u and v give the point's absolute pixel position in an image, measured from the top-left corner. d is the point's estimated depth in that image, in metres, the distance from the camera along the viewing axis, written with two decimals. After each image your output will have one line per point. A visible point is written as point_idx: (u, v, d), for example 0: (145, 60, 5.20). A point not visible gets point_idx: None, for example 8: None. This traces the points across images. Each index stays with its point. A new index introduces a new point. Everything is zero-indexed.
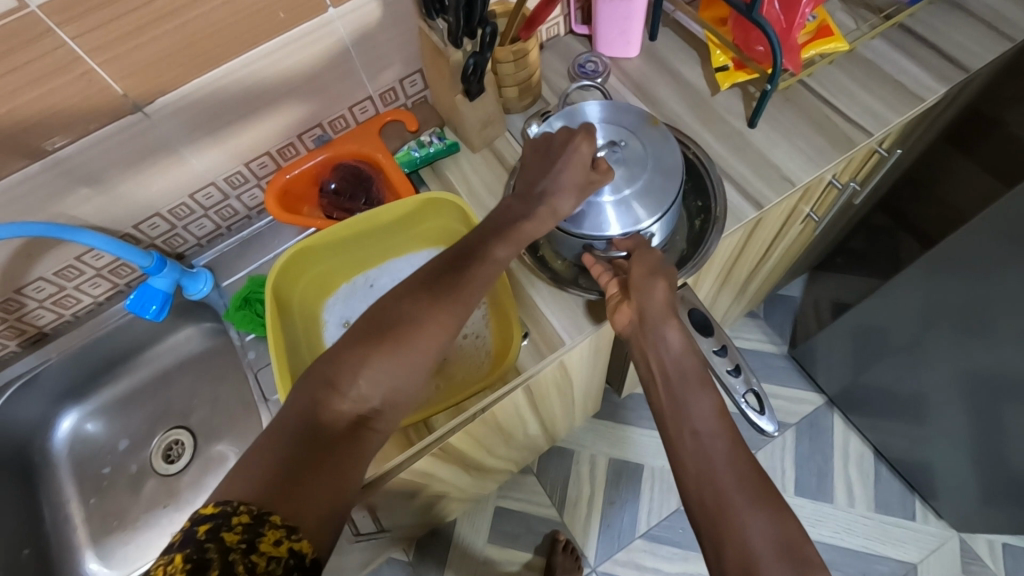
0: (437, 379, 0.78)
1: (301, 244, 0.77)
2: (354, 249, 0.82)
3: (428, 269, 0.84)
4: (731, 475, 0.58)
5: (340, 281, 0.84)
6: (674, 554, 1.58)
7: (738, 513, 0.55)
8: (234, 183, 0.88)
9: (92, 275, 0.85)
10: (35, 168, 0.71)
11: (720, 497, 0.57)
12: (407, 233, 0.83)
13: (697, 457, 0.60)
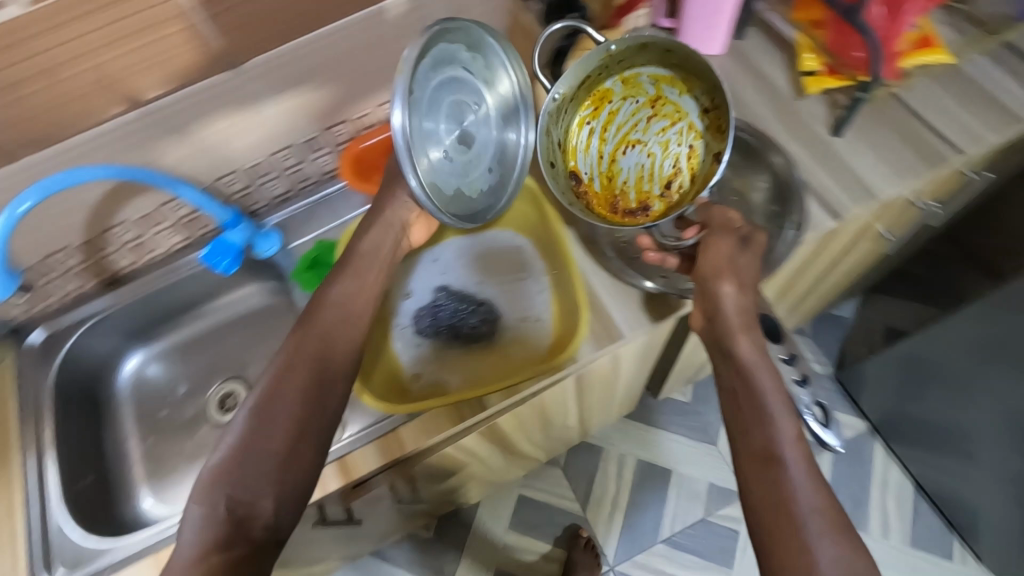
0: (496, 357, 0.78)
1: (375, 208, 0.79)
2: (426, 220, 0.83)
3: (496, 249, 0.85)
4: (807, 495, 0.58)
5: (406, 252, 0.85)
6: (695, 563, 1.56)
7: (806, 534, 0.56)
8: (312, 147, 0.91)
9: (170, 224, 0.90)
10: (132, 115, 0.74)
11: (786, 513, 0.57)
12: None
13: (762, 473, 0.60)
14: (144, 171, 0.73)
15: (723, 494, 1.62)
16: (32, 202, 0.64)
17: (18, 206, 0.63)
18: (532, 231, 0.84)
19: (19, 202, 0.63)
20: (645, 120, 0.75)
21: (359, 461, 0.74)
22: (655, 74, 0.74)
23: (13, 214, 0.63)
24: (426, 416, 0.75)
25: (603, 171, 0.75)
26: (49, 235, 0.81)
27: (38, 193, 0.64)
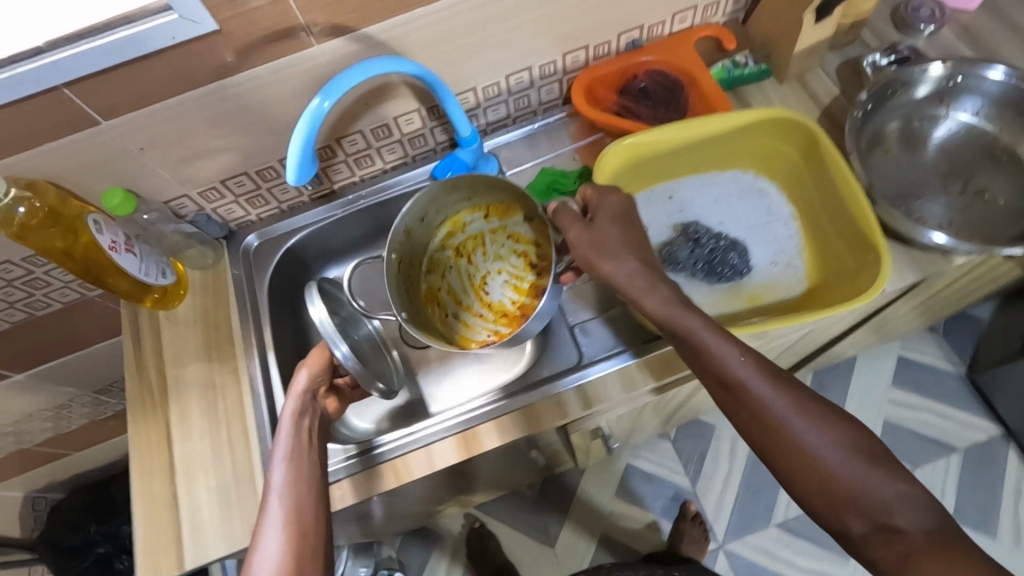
0: (748, 302, 0.74)
1: (634, 137, 0.74)
2: (677, 153, 0.78)
3: (745, 190, 0.80)
4: (785, 404, 0.58)
5: (639, 186, 0.81)
6: (809, 550, 1.53)
7: (785, 423, 0.58)
8: (544, 73, 0.86)
9: (395, 139, 0.87)
10: (409, 17, 0.69)
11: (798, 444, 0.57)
12: (727, 149, 0.79)
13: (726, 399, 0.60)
14: (417, 66, 0.68)
15: None
16: (334, 97, 0.61)
17: (323, 101, 0.60)
18: (779, 174, 0.79)
19: (325, 97, 0.61)
20: (472, 266, 0.88)
21: (601, 391, 0.74)
22: (526, 227, 0.84)
23: (321, 108, 0.60)
24: (670, 351, 0.74)
25: (472, 286, 0.87)
26: (293, 137, 0.79)
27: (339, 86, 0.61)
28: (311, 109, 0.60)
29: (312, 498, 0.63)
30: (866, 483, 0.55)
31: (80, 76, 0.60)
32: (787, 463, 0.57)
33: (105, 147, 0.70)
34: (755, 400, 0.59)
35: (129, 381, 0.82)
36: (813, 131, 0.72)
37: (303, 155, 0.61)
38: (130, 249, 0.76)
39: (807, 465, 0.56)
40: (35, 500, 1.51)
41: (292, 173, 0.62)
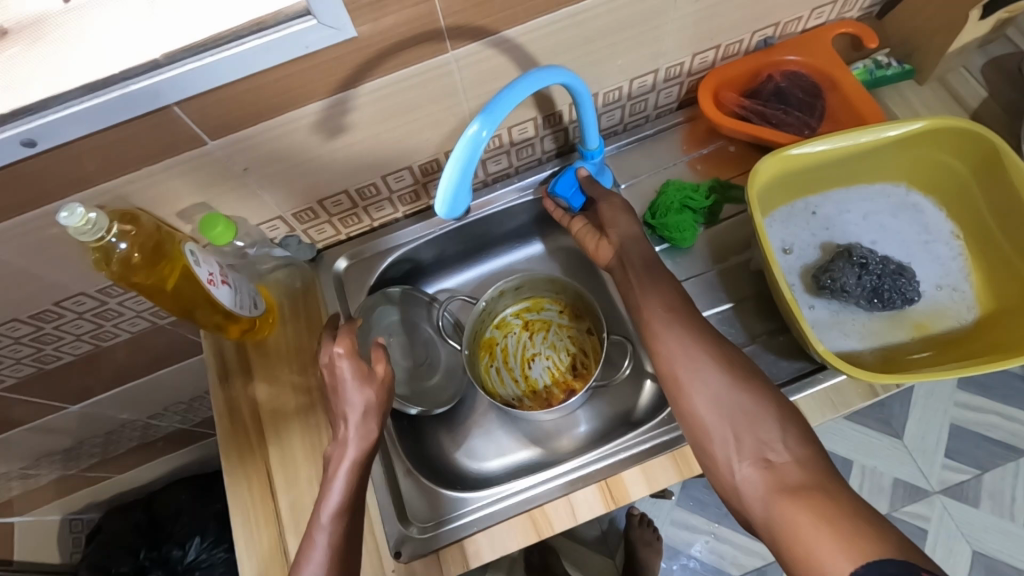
0: (914, 330, 0.68)
1: (790, 149, 0.68)
2: (829, 165, 0.72)
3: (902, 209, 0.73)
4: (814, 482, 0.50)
5: (781, 201, 0.74)
6: None
7: (726, 449, 0.54)
8: (669, 75, 0.78)
9: (503, 149, 0.79)
10: (549, 19, 0.61)
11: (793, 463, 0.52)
12: (882, 160, 0.72)
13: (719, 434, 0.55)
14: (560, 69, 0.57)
15: (910, 491, 1.47)
16: (491, 124, 0.50)
17: (481, 130, 0.50)
18: (937, 187, 0.73)
19: (483, 125, 0.50)
20: (530, 339, 0.87)
21: None
22: (587, 339, 0.85)
23: (478, 139, 0.50)
24: (834, 387, 0.67)
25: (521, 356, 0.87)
26: (402, 151, 0.71)
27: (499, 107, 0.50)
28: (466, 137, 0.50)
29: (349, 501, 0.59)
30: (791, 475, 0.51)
31: (197, 91, 0.52)
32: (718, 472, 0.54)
33: (206, 168, 0.62)
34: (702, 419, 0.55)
35: (220, 422, 0.75)
36: (992, 145, 0.65)
37: (452, 188, 0.53)
38: (226, 281, 0.68)
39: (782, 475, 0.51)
40: (73, 521, 1.43)
41: (440, 209, 0.54)
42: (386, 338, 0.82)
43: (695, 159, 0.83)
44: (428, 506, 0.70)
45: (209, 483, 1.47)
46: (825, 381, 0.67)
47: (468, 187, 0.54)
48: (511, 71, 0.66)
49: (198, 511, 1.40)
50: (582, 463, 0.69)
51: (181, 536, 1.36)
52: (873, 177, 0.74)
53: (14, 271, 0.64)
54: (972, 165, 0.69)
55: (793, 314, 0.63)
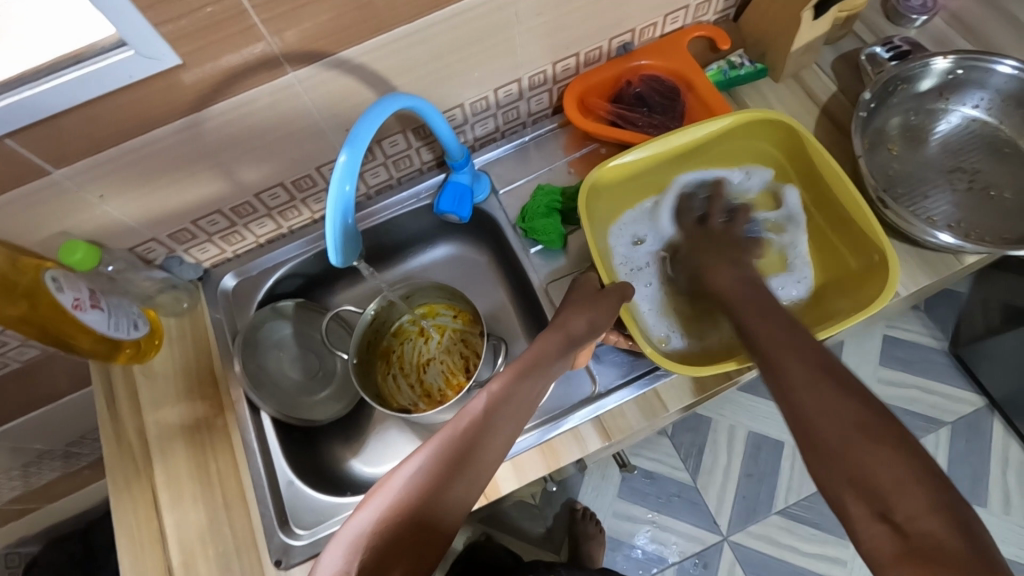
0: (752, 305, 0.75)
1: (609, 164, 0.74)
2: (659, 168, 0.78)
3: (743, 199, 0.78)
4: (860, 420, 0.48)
5: (626, 207, 0.79)
6: (811, 535, 1.55)
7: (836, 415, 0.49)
8: (534, 83, 0.81)
9: (378, 163, 0.81)
10: (384, 38, 0.63)
11: (828, 404, 0.50)
12: (706, 154, 0.79)
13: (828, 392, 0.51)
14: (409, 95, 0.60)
15: None
16: (354, 176, 0.54)
17: (343, 185, 0.54)
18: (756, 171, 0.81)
19: (343, 180, 0.53)
20: (425, 345, 0.90)
21: (619, 420, 0.70)
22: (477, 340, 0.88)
23: (347, 194, 0.54)
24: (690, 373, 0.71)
25: (417, 361, 0.90)
26: (269, 169, 0.72)
27: (354, 162, 0.53)
28: (332, 196, 0.54)
29: (424, 521, 0.48)
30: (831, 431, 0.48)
31: (23, 125, 0.53)
32: (831, 432, 0.48)
33: (58, 197, 0.63)
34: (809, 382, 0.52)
35: (106, 446, 0.75)
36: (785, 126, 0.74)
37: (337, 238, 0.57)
38: (97, 304, 0.69)
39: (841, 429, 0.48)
40: (7, 556, 1.42)
41: (334, 258, 0.58)
42: (276, 352, 0.84)
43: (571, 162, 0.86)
44: (311, 514, 0.71)
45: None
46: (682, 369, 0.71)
47: (356, 236, 0.58)
48: (363, 88, 0.68)
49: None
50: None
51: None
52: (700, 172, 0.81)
53: None
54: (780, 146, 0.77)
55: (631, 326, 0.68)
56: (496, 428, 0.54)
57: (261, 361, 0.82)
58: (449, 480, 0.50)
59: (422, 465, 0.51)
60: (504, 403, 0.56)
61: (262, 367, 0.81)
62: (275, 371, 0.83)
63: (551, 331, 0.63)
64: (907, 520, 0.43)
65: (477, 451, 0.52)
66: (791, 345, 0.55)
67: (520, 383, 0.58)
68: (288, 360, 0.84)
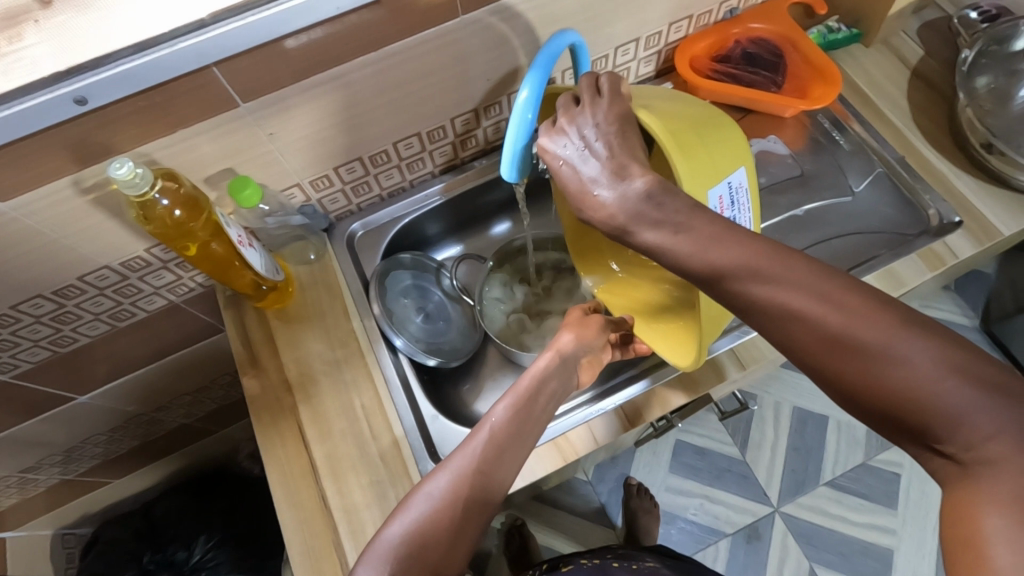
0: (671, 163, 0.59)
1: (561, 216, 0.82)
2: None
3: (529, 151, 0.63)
4: (824, 325, 0.43)
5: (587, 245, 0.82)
6: (860, 505, 1.60)
7: (824, 320, 0.43)
8: (648, 44, 0.86)
9: (502, 118, 0.85)
10: None
11: (835, 338, 0.43)
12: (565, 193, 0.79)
13: (802, 295, 0.45)
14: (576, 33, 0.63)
15: (882, 440, 1.65)
16: (535, 105, 0.58)
17: (525, 112, 0.58)
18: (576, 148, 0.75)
19: (525, 108, 0.57)
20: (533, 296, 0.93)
21: (753, 353, 0.74)
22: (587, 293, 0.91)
23: (527, 122, 0.58)
24: None
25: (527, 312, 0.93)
26: (412, 116, 0.76)
27: (536, 91, 0.57)
28: (516, 123, 0.58)
29: (456, 530, 0.55)
30: (853, 366, 0.43)
31: (239, 50, 0.56)
32: (861, 378, 0.42)
33: (235, 133, 0.65)
34: (825, 323, 0.43)
35: (248, 383, 0.78)
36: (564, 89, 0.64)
37: (513, 160, 0.60)
38: (252, 243, 0.71)
39: (884, 368, 0.41)
40: (66, 536, 1.39)
41: (506, 178, 0.61)
42: (402, 300, 0.86)
43: None
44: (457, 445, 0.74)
45: (207, 485, 1.45)
46: None
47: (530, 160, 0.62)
48: (512, 37, 0.72)
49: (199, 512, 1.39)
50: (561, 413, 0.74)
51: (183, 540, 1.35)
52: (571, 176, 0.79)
53: (47, 243, 0.66)
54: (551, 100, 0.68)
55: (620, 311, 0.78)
56: (501, 452, 0.59)
57: (390, 306, 0.84)
58: (469, 495, 0.56)
59: (445, 484, 0.56)
60: (516, 428, 0.61)
61: (393, 312, 0.83)
62: (403, 317, 0.85)
63: (546, 354, 0.68)
64: (962, 450, 0.40)
65: (490, 470, 0.58)
66: (771, 280, 0.45)
67: (524, 413, 0.63)
68: (413, 308, 0.87)
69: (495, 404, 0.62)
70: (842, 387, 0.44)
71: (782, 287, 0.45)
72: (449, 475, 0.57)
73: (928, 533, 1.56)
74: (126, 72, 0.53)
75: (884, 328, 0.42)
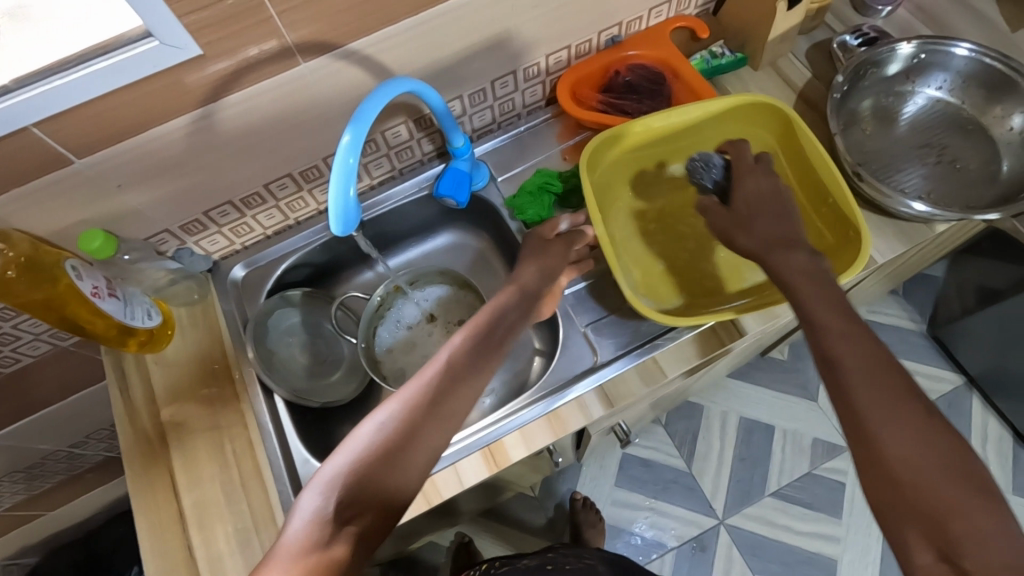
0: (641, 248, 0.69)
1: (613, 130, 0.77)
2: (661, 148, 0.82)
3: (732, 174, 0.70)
4: (930, 461, 0.49)
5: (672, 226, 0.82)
6: (805, 514, 1.59)
7: (905, 441, 0.50)
8: (528, 75, 0.85)
9: (382, 154, 0.85)
10: (388, 31, 0.67)
11: (917, 475, 0.48)
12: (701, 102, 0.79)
13: (880, 390, 0.52)
14: (408, 80, 0.63)
15: (827, 449, 1.65)
16: (358, 150, 0.56)
17: (347, 157, 0.56)
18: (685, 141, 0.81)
19: (347, 152, 0.56)
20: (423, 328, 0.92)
21: (622, 389, 0.74)
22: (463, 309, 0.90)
23: (350, 166, 0.56)
24: (686, 342, 0.75)
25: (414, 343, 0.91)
26: (278, 159, 0.75)
27: (359, 138, 0.56)
28: (337, 167, 0.55)
29: (402, 453, 0.54)
30: (921, 467, 0.49)
31: (52, 113, 0.56)
32: (872, 455, 0.50)
33: (78, 188, 0.65)
34: (884, 401, 0.52)
35: (120, 430, 0.77)
36: (786, 113, 0.76)
37: (341, 208, 0.57)
38: (114, 293, 0.72)
39: (886, 444, 0.50)
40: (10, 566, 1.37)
41: (337, 228, 0.58)
42: (286, 338, 0.86)
43: (564, 151, 0.90)
44: None
45: None
46: (680, 336, 0.75)
47: (360, 209, 0.59)
48: (369, 79, 0.72)
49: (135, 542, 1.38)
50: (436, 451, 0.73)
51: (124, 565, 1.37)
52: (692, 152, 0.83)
53: None
54: (780, 136, 0.80)
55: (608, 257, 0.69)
56: (458, 380, 0.59)
57: (271, 346, 0.84)
58: (411, 432, 0.55)
59: (391, 415, 0.55)
60: (466, 357, 0.61)
61: (273, 353, 0.83)
62: (286, 357, 0.85)
63: (507, 288, 0.69)
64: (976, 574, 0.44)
65: (453, 406, 0.58)
66: (859, 374, 0.53)
67: (481, 343, 0.63)
68: (298, 346, 0.86)
69: (450, 339, 0.62)
70: (918, 510, 0.47)
71: (857, 374, 0.53)
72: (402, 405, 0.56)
73: (872, 542, 1.55)
74: None
75: (935, 436, 0.50)
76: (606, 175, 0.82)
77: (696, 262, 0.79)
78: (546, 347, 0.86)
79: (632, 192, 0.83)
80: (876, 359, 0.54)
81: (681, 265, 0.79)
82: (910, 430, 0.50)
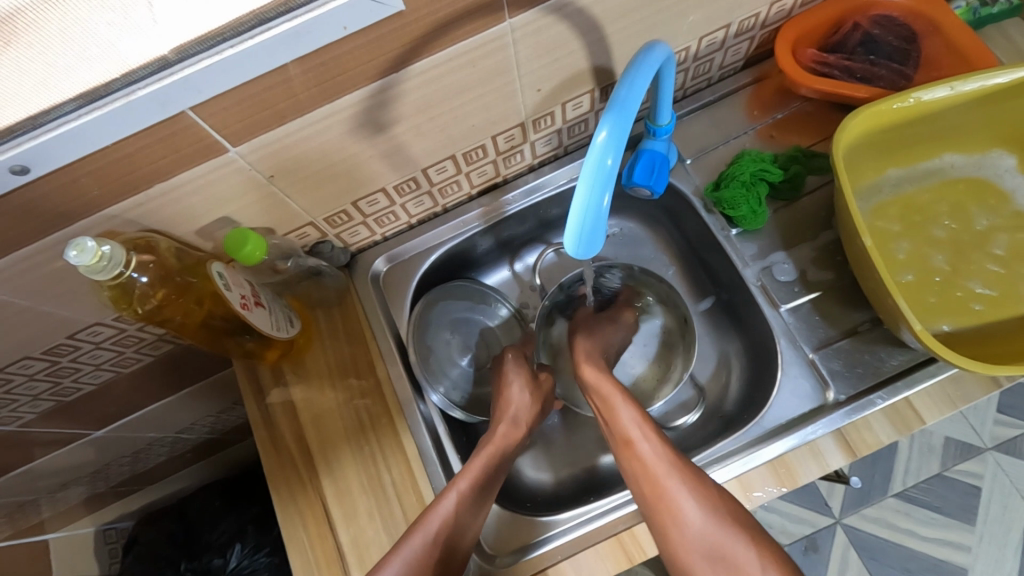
0: (895, 293, 0.56)
1: (881, 103, 0.60)
2: (922, 129, 0.64)
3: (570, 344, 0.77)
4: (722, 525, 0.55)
5: (925, 225, 0.66)
6: (934, 519, 1.22)
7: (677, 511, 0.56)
8: (742, 29, 0.67)
9: (554, 130, 0.69)
10: None
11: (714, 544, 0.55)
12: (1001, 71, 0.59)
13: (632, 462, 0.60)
14: (665, 46, 0.46)
15: (961, 448, 1.25)
16: (618, 148, 0.42)
17: (604, 158, 0.42)
18: (959, 121, 0.64)
19: (605, 151, 0.42)
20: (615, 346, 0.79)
21: (866, 436, 0.60)
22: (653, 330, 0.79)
23: (606, 170, 0.42)
24: (945, 382, 0.60)
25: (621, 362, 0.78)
26: (445, 138, 0.61)
27: (620, 132, 0.42)
28: (590, 171, 0.42)
29: None
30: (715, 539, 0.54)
31: (216, 91, 0.42)
32: (663, 532, 0.56)
33: (227, 180, 0.52)
34: (644, 465, 0.59)
35: (261, 449, 0.68)
36: None
37: (588, 222, 0.44)
38: (259, 302, 0.61)
39: (672, 526, 0.56)
40: (107, 532, 1.12)
41: (579, 249, 0.46)
42: (445, 335, 0.77)
43: (767, 127, 0.73)
44: (495, 535, 0.64)
45: (235, 482, 1.16)
46: (939, 373, 0.60)
47: (605, 227, 0.46)
48: (573, 38, 0.56)
49: (234, 515, 1.08)
50: (623, 499, 0.63)
51: (220, 545, 1.05)
52: (962, 130, 0.65)
53: (21, 311, 0.56)
54: None
55: (885, 281, 0.56)
56: (463, 529, 0.59)
57: (429, 344, 0.75)
58: (443, 549, 0.57)
59: (397, 575, 0.56)
60: (474, 494, 0.61)
61: (430, 352, 0.75)
62: (440, 359, 0.75)
63: (503, 419, 0.68)
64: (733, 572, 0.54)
65: (457, 534, 0.58)
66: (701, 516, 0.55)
67: (484, 486, 0.62)
68: (456, 346, 0.78)
69: (455, 484, 0.60)
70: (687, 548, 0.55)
71: (650, 454, 0.60)
72: (430, 532, 0.57)
73: None
74: (75, 130, 0.40)
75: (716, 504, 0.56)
76: (847, 158, 0.65)
77: (965, 268, 0.64)
78: (744, 370, 0.74)
79: (877, 175, 0.68)
80: (676, 457, 0.59)
81: (935, 271, 0.64)
82: (700, 502, 0.56)
